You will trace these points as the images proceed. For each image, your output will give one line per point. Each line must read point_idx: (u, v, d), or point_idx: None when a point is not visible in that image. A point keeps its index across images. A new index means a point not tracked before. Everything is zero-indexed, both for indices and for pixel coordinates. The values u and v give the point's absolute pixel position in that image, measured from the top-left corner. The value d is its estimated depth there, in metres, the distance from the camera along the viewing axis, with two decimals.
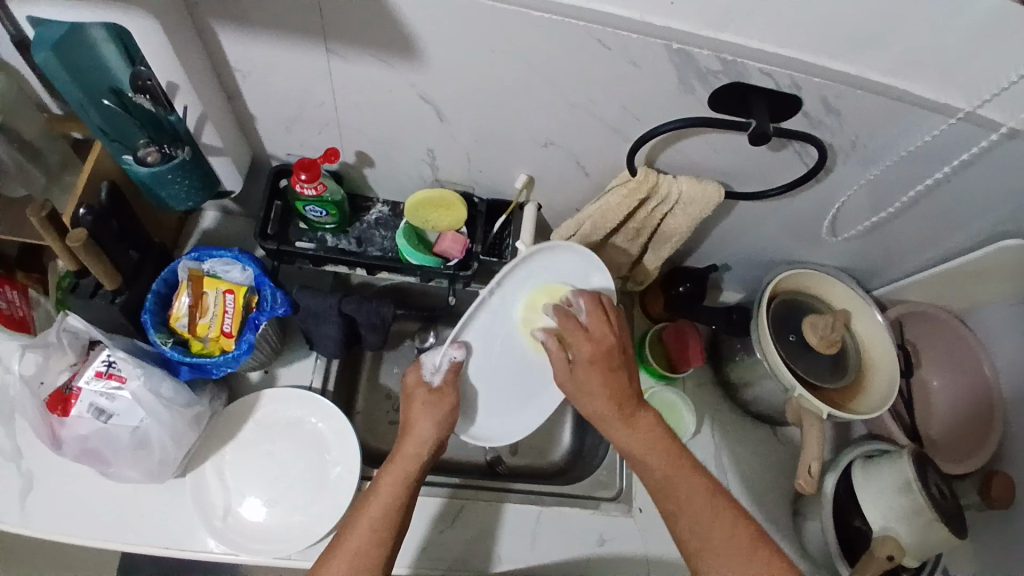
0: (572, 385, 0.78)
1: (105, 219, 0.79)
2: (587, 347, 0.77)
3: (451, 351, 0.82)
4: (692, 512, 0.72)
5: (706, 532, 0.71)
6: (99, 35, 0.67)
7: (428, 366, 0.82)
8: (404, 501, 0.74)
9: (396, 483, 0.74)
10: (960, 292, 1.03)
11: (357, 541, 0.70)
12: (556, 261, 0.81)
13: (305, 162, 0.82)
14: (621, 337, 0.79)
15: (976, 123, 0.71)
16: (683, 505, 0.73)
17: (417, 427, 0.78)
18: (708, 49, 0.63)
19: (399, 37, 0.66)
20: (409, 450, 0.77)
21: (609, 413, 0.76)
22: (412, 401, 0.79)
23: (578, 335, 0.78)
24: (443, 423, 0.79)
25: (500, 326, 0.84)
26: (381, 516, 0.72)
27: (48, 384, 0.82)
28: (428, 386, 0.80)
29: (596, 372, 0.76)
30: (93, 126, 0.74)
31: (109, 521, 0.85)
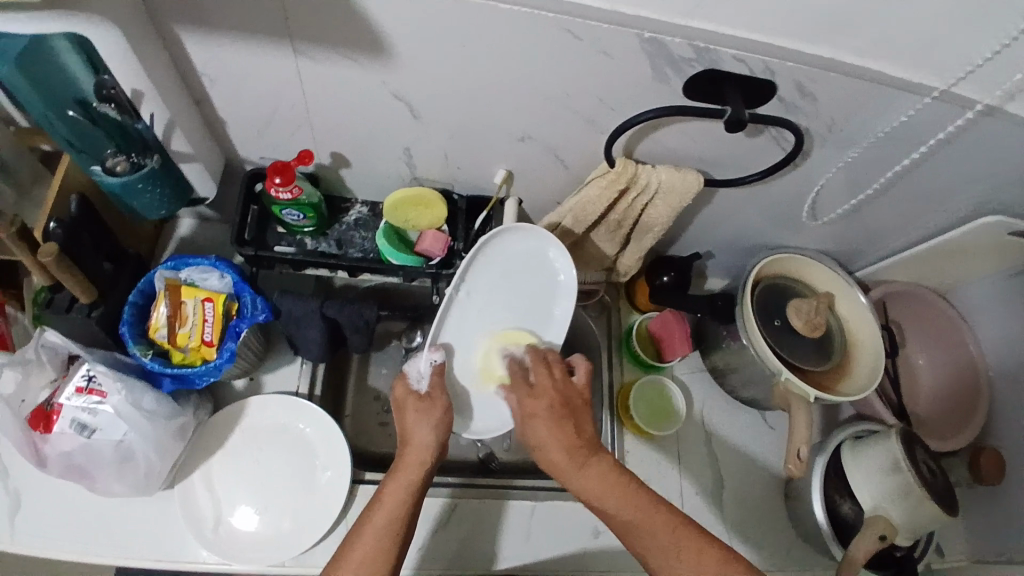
0: (526, 439, 0.77)
1: (76, 232, 0.77)
2: (531, 401, 0.77)
3: (431, 355, 0.82)
4: (659, 549, 0.70)
5: (677, 567, 0.69)
6: (61, 46, 0.65)
7: (414, 375, 0.82)
8: (407, 510, 0.72)
9: (399, 492, 0.72)
10: (942, 271, 1.03)
11: (361, 552, 0.69)
12: (510, 248, 0.84)
13: (280, 166, 0.81)
14: (567, 385, 0.79)
15: (951, 102, 0.71)
16: (650, 544, 0.70)
17: (414, 435, 0.76)
18: (680, 37, 0.62)
19: (368, 36, 0.65)
20: (411, 459, 0.74)
21: (562, 463, 0.73)
22: (405, 411, 0.78)
23: (526, 393, 0.78)
24: (441, 426, 0.77)
25: (475, 322, 0.84)
26: (385, 525, 0.71)
27: (29, 402, 0.80)
28: (417, 394, 0.79)
29: (543, 425, 0.75)
30: (58, 138, 0.72)
31: (99, 537, 0.84)
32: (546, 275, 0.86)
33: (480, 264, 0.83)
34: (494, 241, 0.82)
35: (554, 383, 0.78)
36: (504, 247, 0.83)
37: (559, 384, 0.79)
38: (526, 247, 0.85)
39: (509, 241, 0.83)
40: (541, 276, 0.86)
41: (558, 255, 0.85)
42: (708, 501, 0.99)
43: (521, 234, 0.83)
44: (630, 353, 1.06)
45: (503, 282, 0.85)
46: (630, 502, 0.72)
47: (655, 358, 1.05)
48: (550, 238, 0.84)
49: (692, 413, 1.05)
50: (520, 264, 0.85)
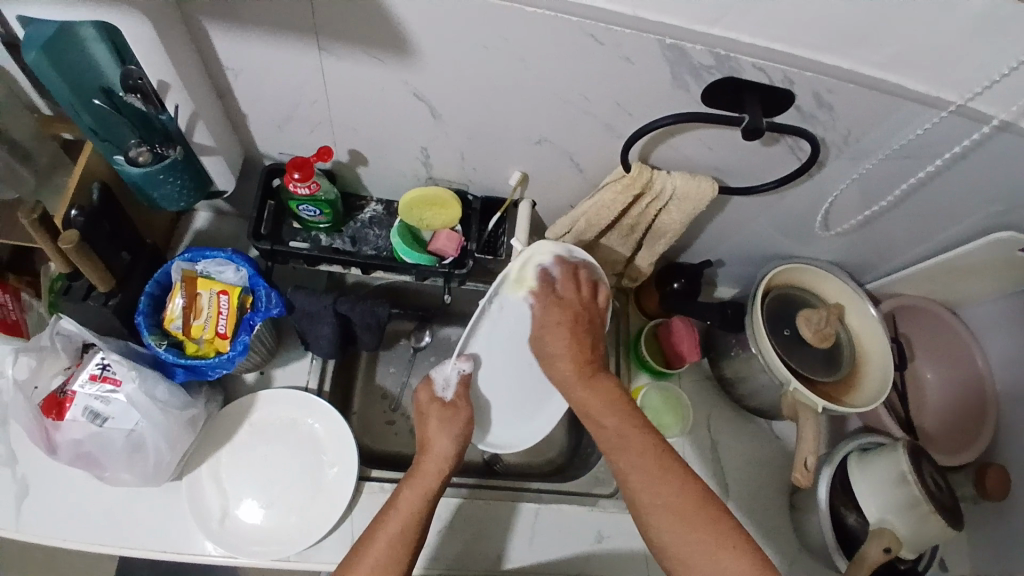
0: (539, 341, 0.80)
1: (97, 221, 0.78)
2: (554, 308, 0.78)
3: (459, 364, 0.81)
4: (640, 470, 0.71)
5: (653, 488, 0.70)
6: (88, 34, 0.66)
7: (438, 381, 0.82)
8: (422, 519, 0.73)
9: (415, 499, 0.74)
10: (951, 286, 1.03)
11: (374, 558, 0.70)
12: (552, 267, 0.81)
13: (299, 161, 0.81)
14: (591, 305, 0.80)
15: (966, 117, 0.71)
16: (631, 465, 0.72)
17: (434, 444, 0.78)
18: (701, 44, 0.63)
19: (393, 35, 0.66)
20: (430, 468, 0.76)
21: (568, 375, 0.78)
22: (427, 418, 0.79)
23: (549, 300, 0.79)
24: (461, 439, 0.79)
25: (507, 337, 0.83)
26: (399, 531, 0.72)
27: (42, 388, 0.81)
28: (441, 401, 0.80)
29: (559, 335, 0.78)
30: (83, 126, 0.73)
31: (105, 525, 0.84)
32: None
33: (522, 281, 0.80)
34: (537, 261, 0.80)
35: (582, 297, 0.80)
36: (545, 265, 0.80)
37: (584, 300, 0.80)
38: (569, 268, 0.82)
39: (551, 260, 0.80)
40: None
41: (596, 280, 0.83)
42: None
43: (563, 254, 0.80)
44: (639, 359, 1.07)
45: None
46: (623, 422, 0.74)
47: (663, 365, 1.05)
48: (592, 263, 0.82)
49: (699, 421, 1.05)
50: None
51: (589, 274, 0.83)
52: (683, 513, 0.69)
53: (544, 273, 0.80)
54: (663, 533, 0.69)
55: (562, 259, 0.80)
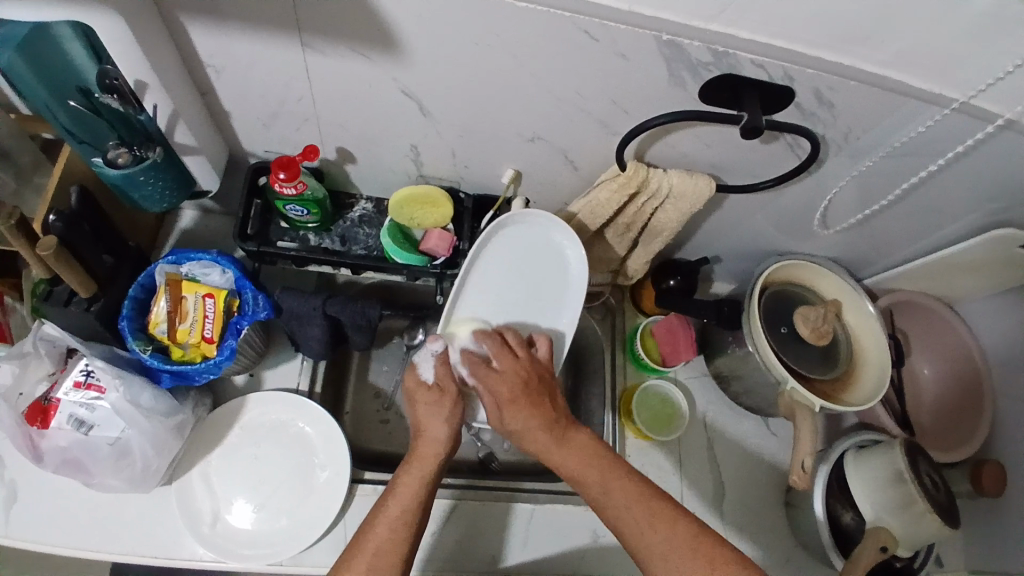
0: (499, 423, 0.77)
1: (76, 223, 0.76)
2: (502, 385, 0.77)
3: (430, 344, 0.82)
4: (637, 523, 0.68)
5: (650, 537, 0.67)
6: (65, 33, 0.64)
7: (421, 365, 0.82)
8: (421, 502, 0.72)
9: (413, 483, 0.73)
10: (949, 282, 1.03)
11: (376, 542, 0.68)
12: (518, 235, 0.84)
13: (284, 160, 0.79)
14: (532, 363, 0.80)
15: (971, 115, 0.69)
16: (623, 519, 0.69)
17: (428, 429, 0.77)
18: (699, 40, 0.61)
19: (379, 31, 0.64)
20: (426, 452, 0.75)
21: (542, 443, 0.74)
22: (417, 403, 0.78)
23: (492, 374, 0.77)
24: (455, 419, 0.78)
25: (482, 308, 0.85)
26: (400, 514, 0.70)
27: (26, 396, 0.78)
28: (428, 385, 0.79)
29: (520, 408, 0.75)
30: (59, 127, 0.71)
31: (94, 530, 0.83)
32: (563, 263, 0.86)
33: (489, 253, 0.84)
34: (506, 230, 0.83)
35: (521, 362, 0.79)
36: (511, 236, 0.84)
37: (525, 364, 0.79)
38: (534, 235, 0.84)
39: (520, 230, 0.84)
40: (553, 264, 0.86)
41: (572, 245, 0.85)
42: (709, 505, 0.99)
43: (536, 223, 0.83)
44: (634, 357, 1.05)
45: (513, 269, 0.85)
46: (607, 474, 0.71)
47: (659, 362, 1.04)
48: (561, 225, 0.83)
49: (694, 417, 1.05)
50: (532, 252, 0.85)
51: (562, 240, 0.85)
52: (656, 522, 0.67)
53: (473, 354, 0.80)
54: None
55: (487, 335, 0.81)
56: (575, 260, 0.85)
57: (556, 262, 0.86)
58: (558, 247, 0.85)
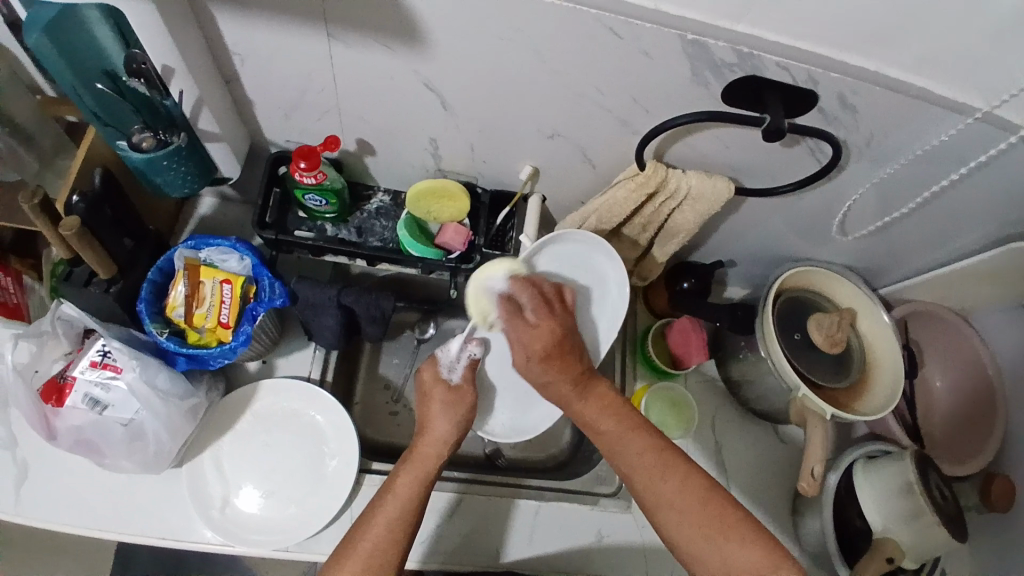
0: (528, 372, 0.80)
1: (98, 206, 0.76)
2: (531, 337, 0.78)
3: (469, 346, 0.82)
4: (646, 468, 0.72)
5: (656, 486, 0.71)
6: (93, 14, 0.64)
7: (445, 363, 0.82)
8: (420, 501, 0.73)
9: (412, 481, 0.73)
10: (966, 294, 1.02)
11: (371, 542, 0.69)
12: (564, 251, 0.83)
13: (305, 150, 0.80)
14: (565, 320, 0.80)
15: (995, 125, 0.69)
16: (633, 462, 0.74)
17: (434, 426, 0.78)
18: (723, 40, 0.61)
19: (404, 23, 0.64)
20: (427, 450, 0.76)
21: (565, 394, 0.78)
22: (430, 401, 0.79)
23: (526, 329, 0.78)
24: (460, 424, 0.79)
25: None
26: (398, 513, 0.71)
27: (42, 373, 0.80)
28: (446, 383, 0.80)
29: (552, 360, 0.78)
30: (85, 110, 0.71)
31: (103, 510, 0.83)
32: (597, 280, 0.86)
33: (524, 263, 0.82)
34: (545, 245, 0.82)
35: (543, 320, 0.78)
36: (557, 251, 0.83)
37: (560, 318, 0.80)
38: (578, 254, 0.84)
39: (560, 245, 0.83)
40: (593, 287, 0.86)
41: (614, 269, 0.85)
42: None
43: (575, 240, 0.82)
44: (646, 359, 1.05)
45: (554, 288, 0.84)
46: (622, 421, 0.76)
47: (670, 366, 1.04)
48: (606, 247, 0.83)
49: (703, 421, 1.04)
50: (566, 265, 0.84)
51: (603, 262, 0.85)
52: (695, 514, 0.69)
53: (507, 301, 0.81)
54: (670, 527, 0.70)
55: (526, 285, 0.80)
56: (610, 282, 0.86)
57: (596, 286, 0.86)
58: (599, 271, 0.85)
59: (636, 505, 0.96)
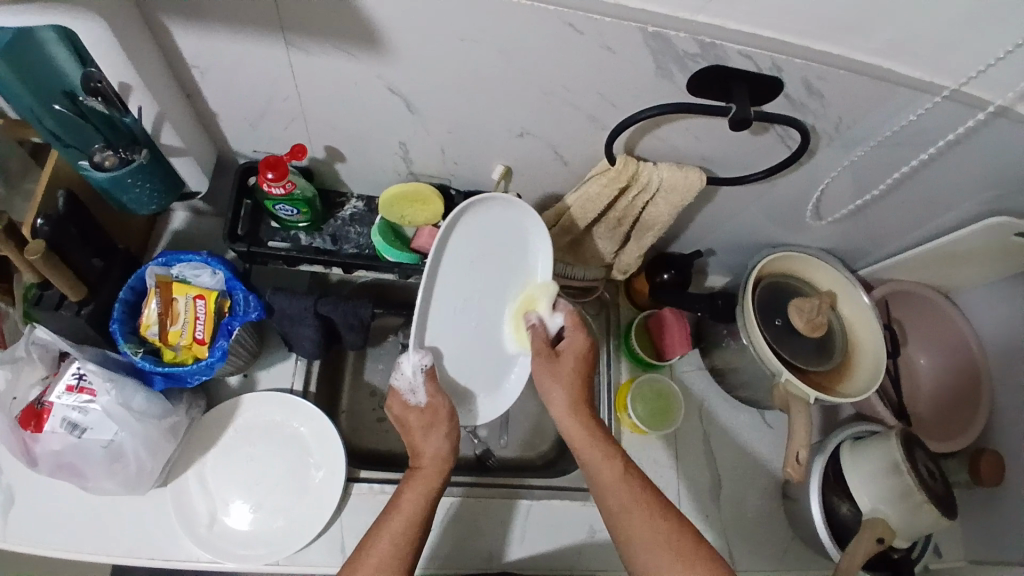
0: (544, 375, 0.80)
1: (63, 226, 0.76)
2: (570, 356, 0.80)
3: (418, 359, 0.75)
4: (640, 509, 0.73)
5: (654, 525, 0.72)
6: (48, 36, 0.64)
7: (406, 387, 0.77)
8: (426, 516, 0.72)
9: (418, 499, 0.72)
10: (946, 271, 1.02)
11: (379, 554, 0.68)
12: (490, 216, 0.76)
13: (272, 160, 0.78)
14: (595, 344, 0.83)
15: (962, 103, 0.69)
16: (623, 508, 0.73)
17: (425, 448, 0.75)
18: (685, 32, 0.60)
19: (364, 28, 0.63)
20: (430, 470, 0.74)
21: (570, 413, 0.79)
22: (409, 425, 0.76)
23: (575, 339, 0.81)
24: (453, 436, 0.76)
25: (456, 310, 0.77)
26: (404, 528, 0.70)
27: (20, 399, 0.79)
28: (416, 408, 0.77)
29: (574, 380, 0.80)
30: (46, 132, 0.71)
31: (90, 534, 0.83)
32: (527, 243, 0.81)
33: (454, 254, 0.75)
34: (467, 215, 0.74)
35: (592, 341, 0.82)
36: (483, 216, 0.76)
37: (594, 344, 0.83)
38: (506, 217, 0.78)
39: (483, 212, 0.75)
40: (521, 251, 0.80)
41: (537, 226, 0.80)
42: (705, 501, 0.99)
43: (499, 205, 0.76)
44: (630, 351, 1.05)
45: (484, 257, 0.77)
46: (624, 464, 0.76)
47: (654, 357, 1.03)
48: (527, 207, 0.78)
49: (689, 411, 1.04)
50: (494, 236, 0.77)
51: (528, 223, 0.79)
52: (681, 555, 0.70)
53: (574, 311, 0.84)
54: (650, 569, 0.70)
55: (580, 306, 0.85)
56: (537, 240, 0.81)
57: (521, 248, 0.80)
58: (523, 231, 0.80)
59: None
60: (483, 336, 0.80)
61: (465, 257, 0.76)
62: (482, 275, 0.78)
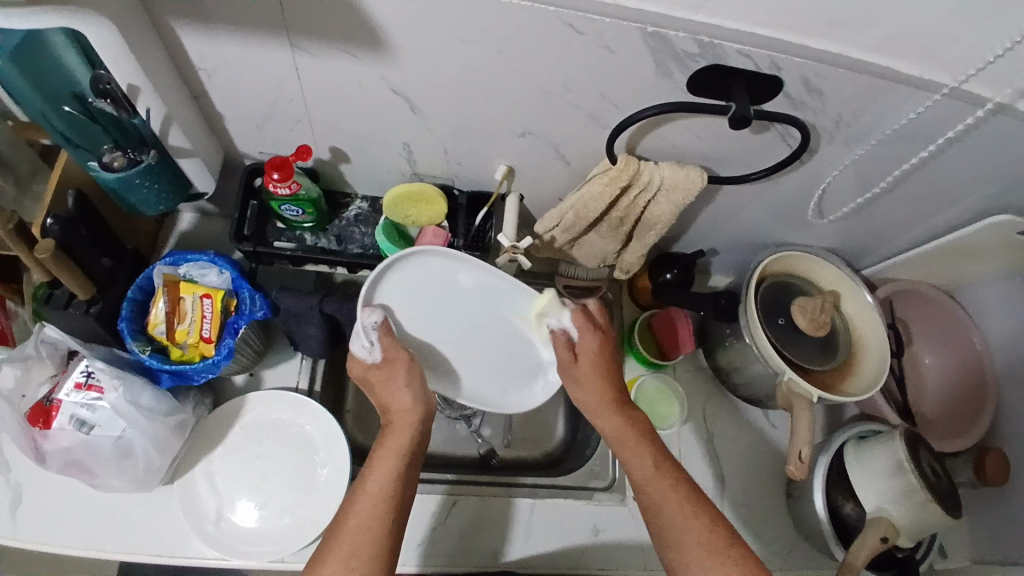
0: (569, 370, 0.82)
1: (72, 226, 0.78)
2: (587, 362, 0.82)
3: (369, 316, 0.78)
4: (677, 498, 0.73)
5: (683, 519, 0.71)
6: (58, 40, 0.66)
7: (361, 347, 0.78)
8: (401, 474, 0.72)
9: (392, 454, 0.73)
10: (950, 270, 1.02)
11: (358, 517, 0.68)
12: (400, 276, 0.80)
13: (277, 161, 0.79)
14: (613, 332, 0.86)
15: (962, 100, 0.69)
16: (666, 497, 0.73)
17: (393, 400, 0.77)
18: (684, 31, 0.61)
19: (367, 30, 0.64)
20: (400, 424, 0.76)
21: (600, 404, 0.81)
22: (375, 381, 0.79)
23: (591, 328, 0.83)
24: (415, 382, 0.78)
25: (446, 351, 0.85)
26: (384, 492, 0.70)
27: (30, 398, 0.80)
28: (375, 364, 0.78)
29: (599, 371, 0.82)
30: (55, 133, 0.72)
31: (99, 530, 0.84)
32: (427, 261, 0.80)
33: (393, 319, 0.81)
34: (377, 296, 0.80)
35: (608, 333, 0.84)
36: (393, 279, 0.80)
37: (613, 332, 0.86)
38: (416, 267, 0.80)
39: (398, 273, 0.79)
40: (451, 279, 0.81)
41: (442, 255, 0.79)
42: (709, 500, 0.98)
43: (393, 277, 0.79)
44: (634, 352, 1.05)
45: (428, 305, 0.82)
46: (661, 451, 0.77)
47: (658, 357, 1.04)
48: (417, 249, 0.78)
49: (693, 411, 1.04)
50: (425, 285, 0.81)
51: (436, 258, 0.80)
52: (707, 543, 0.69)
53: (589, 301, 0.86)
54: (685, 559, 0.69)
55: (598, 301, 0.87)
56: (420, 258, 0.79)
57: (450, 276, 0.81)
58: (438, 264, 0.80)
59: (631, 497, 0.97)
60: (486, 344, 0.86)
61: (411, 313, 0.82)
62: (442, 316, 0.83)
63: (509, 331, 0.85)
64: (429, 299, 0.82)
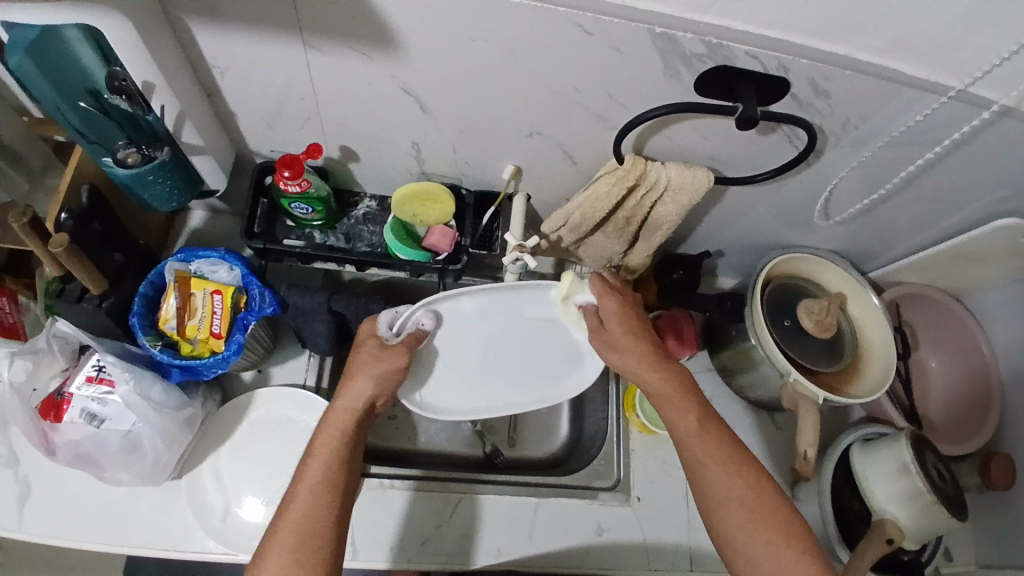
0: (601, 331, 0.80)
1: (85, 222, 0.79)
2: (616, 324, 0.79)
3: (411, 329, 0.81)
4: (722, 460, 0.73)
5: (730, 483, 0.72)
6: (74, 35, 0.67)
7: (384, 324, 0.80)
8: (342, 461, 0.70)
9: (331, 442, 0.71)
10: (957, 274, 1.02)
11: (300, 506, 0.67)
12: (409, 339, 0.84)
13: (288, 159, 0.80)
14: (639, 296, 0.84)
15: (968, 102, 0.69)
16: (713, 461, 0.73)
17: (352, 386, 0.74)
18: (692, 32, 0.61)
19: (378, 30, 0.65)
20: (345, 410, 0.73)
21: (638, 361, 0.77)
22: (355, 361, 0.76)
23: (615, 289, 0.82)
24: (381, 377, 0.75)
25: (497, 373, 0.91)
26: (322, 475, 0.69)
27: (39, 391, 0.81)
28: (378, 339, 0.77)
29: (632, 330, 0.79)
30: (70, 128, 0.74)
31: (107, 523, 0.84)
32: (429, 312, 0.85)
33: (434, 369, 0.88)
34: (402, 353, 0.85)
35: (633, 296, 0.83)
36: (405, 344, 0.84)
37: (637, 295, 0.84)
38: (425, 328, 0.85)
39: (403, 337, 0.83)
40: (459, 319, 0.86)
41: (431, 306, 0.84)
42: None
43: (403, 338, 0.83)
44: None
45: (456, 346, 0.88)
46: (704, 411, 0.76)
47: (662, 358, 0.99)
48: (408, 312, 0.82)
49: None
50: (442, 334, 0.87)
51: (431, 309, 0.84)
52: (755, 512, 0.70)
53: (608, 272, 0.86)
54: (732, 526, 0.71)
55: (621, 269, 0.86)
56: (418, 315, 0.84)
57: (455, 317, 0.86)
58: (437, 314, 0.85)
59: (635, 498, 0.97)
60: (526, 347, 0.90)
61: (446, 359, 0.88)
62: (474, 350, 0.89)
63: (537, 331, 0.89)
64: (453, 342, 0.88)
